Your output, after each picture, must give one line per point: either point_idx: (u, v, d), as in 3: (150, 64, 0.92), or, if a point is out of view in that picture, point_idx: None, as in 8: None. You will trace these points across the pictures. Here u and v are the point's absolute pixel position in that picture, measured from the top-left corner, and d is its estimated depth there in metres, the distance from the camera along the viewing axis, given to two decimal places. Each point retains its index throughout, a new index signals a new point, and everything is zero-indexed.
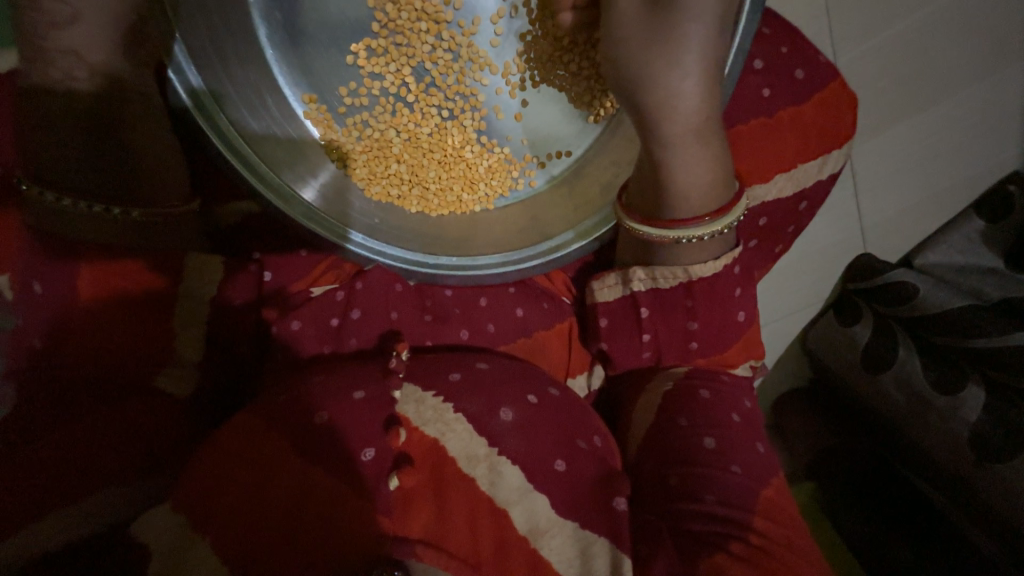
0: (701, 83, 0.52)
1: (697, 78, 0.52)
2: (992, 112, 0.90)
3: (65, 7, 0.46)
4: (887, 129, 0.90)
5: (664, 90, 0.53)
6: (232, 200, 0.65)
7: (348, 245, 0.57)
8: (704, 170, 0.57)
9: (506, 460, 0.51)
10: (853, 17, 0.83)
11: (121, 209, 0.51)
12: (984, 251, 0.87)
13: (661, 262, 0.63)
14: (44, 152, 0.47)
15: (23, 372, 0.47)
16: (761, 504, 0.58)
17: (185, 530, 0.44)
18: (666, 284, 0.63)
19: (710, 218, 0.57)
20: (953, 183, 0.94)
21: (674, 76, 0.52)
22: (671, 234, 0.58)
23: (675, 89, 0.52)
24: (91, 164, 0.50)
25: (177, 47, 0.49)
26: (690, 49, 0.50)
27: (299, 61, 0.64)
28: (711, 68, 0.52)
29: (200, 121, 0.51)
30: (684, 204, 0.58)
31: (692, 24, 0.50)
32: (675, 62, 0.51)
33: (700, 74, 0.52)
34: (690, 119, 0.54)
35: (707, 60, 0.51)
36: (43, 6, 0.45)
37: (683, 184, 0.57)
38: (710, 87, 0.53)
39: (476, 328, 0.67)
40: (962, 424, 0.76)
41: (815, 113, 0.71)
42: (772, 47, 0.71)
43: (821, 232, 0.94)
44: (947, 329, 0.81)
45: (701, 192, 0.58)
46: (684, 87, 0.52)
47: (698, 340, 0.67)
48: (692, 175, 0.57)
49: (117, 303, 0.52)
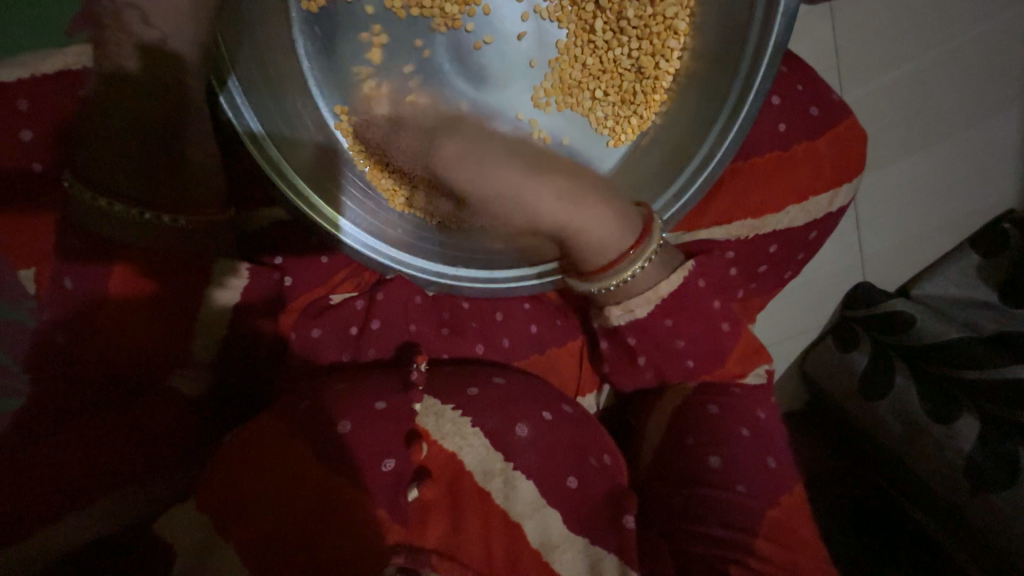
0: (542, 189, 0.56)
1: (536, 187, 0.56)
2: (991, 153, 0.94)
3: (154, 31, 0.47)
4: (891, 163, 0.93)
5: (523, 216, 0.57)
6: (268, 206, 0.66)
7: (341, 235, 0.57)
8: (603, 222, 0.58)
9: (521, 474, 0.52)
10: (863, 57, 0.87)
11: (169, 216, 0.51)
12: (979, 285, 0.89)
13: (630, 291, 0.61)
14: (91, 151, 0.46)
15: (39, 364, 0.46)
16: (767, 526, 0.59)
17: (208, 529, 0.45)
18: (643, 312, 0.61)
19: (634, 249, 0.58)
20: (953, 218, 0.97)
21: (524, 205, 0.56)
22: (608, 280, 0.60)
23: (531, 210, 0.56)
24: (139, 163, 0.48)
25: (231, 81, 0.53)
26: (513, 179, 0.55)
27: (335, 73, 0.65)
28: (535, 172, 0.56)
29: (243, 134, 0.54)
30: (607, 250, 0.59)
31: (495, 173, 0.54)
32: (511, 196, 0.55)
33: (535, 184, 0.56)
34: (558, 210, 0.57)
35: (530, 176, 0.56)
36: (132, 28, 0.47)
37: (596, 244, 0.58)
38: (545, 181, 0.56)
39: (491, 343, 0.68)
40: (957, 454, 0.79)
41: (827, 148, 0.74)
42: (790, 84, 0.73)
43: (828, 261, 0.97)
44: (943, 359, 0.84)
45: (609, 241, 0.58)
46: (532, 204, 0.56)
47: (693, 358, 0.66)
48: (596, 233, 0.58)
49: (135, 303, 0.50)
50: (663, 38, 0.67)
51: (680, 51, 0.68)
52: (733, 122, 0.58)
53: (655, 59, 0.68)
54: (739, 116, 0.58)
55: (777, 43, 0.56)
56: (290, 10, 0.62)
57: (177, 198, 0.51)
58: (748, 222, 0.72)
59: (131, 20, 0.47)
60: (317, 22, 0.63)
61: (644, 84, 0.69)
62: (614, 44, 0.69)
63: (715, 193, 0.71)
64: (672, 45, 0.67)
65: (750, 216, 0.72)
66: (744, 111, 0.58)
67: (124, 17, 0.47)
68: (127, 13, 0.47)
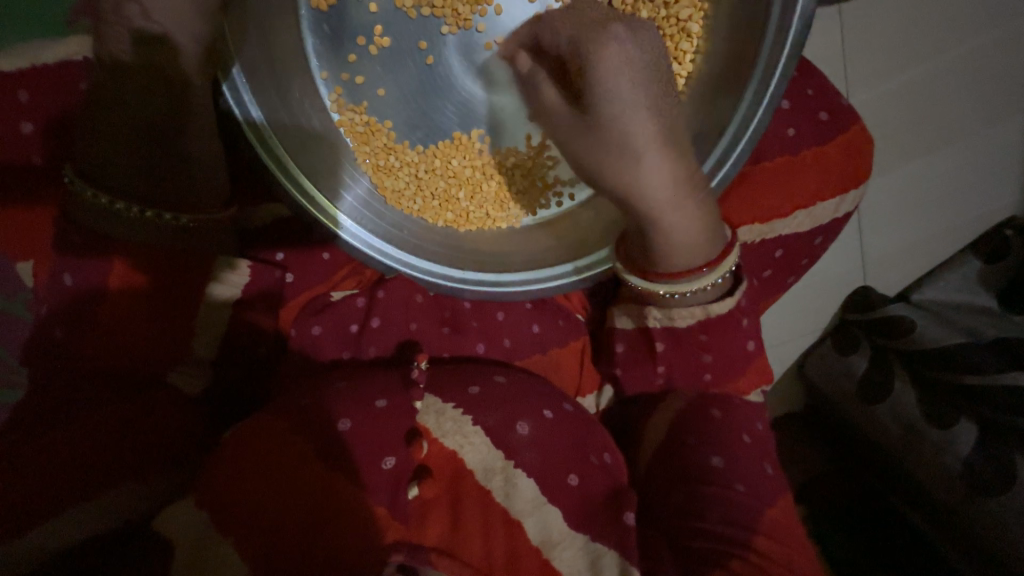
0: (664, 157, 0.51)
1: (658, 158, 0.51)
2: (998, 159, 0.94)
3: (156, 27, 0.46)
4: (896, 168, 0.93)
5: (623, 177, 0.52)
6: (266, 202, 0.64)
7: (341, 232, 0.57)
8: (693, 230, 0.55)
9: (522, 472, 0.52)
10: (871, 60, 0.87)
11: (172, 215, 0.51)
12: (979, 290, 0.90)
13: (679, 304, 0.61)
14: (88, 145, 0.47)
15: (37, 358, 0.46)
16: (765, 524, 0.59)
17: (208, 526, 0.44)
18: (682, 323, 0.62)
19: (707, 268, 0.57)
20: (958, 223, 0.97)
21: (634, 166, 0.52)
22: (674, 288, 0.58)
23: (636, 176, 0.52)
24: (146, 165, 0.50)
25: (234, 71, 0.51)
26: (643, 134, 0.50)
27: (343, 70, 0.65)
28: (667, 139, 0.51)
29: (246, 130, 0.52)
30: (675, 257, 0.57)
31: (634, 113, 0.50)
32: (629, 146, 0.51)
33: (658, 152, 0.51)
34: (662, 192, 0.53)
35: (659, 141, 0.51)
36: (135, 23, 0.46)
37: (673, 245, 0.56)
38: (671, 156, 0.52)
39: (493, 342, 0.68)
40: (954, 458, 0.79)
41: (837, 152, 0.74)
42: (799, 89, 0.74)
43: (830, 263, 0.97)
44: (946, 364, 0.84)
45: (687, 249, 0.56)
46: (644, 170, 0.52)
47: (710, 372, 0.68)
48: (677, 234, 0.55)
49: (141, 295, 0.51)
50: (674, 41, 0.67)
51: (692, 54, 0.67)
52: (745, 129, 0.57)
53: (670, 62, 0.67)
54: (749, 125, 0.57)
55: (796, 41, 0.53)
56: (301, 9, 0.63)
57: (180, 196, 0.52)
58: (756, 226, 0.72)
59: (133, 15, 0.46)
60: (326, 20, 0.64)
61: None
62: None
63: (723, 196, 0.71)
64: (683, 49, 0.67)
65: (757, 220, 0.72)
66: (756, 120, 0.57)
67: (124, 11, 0.46)
68: (128, 7, 0.46)
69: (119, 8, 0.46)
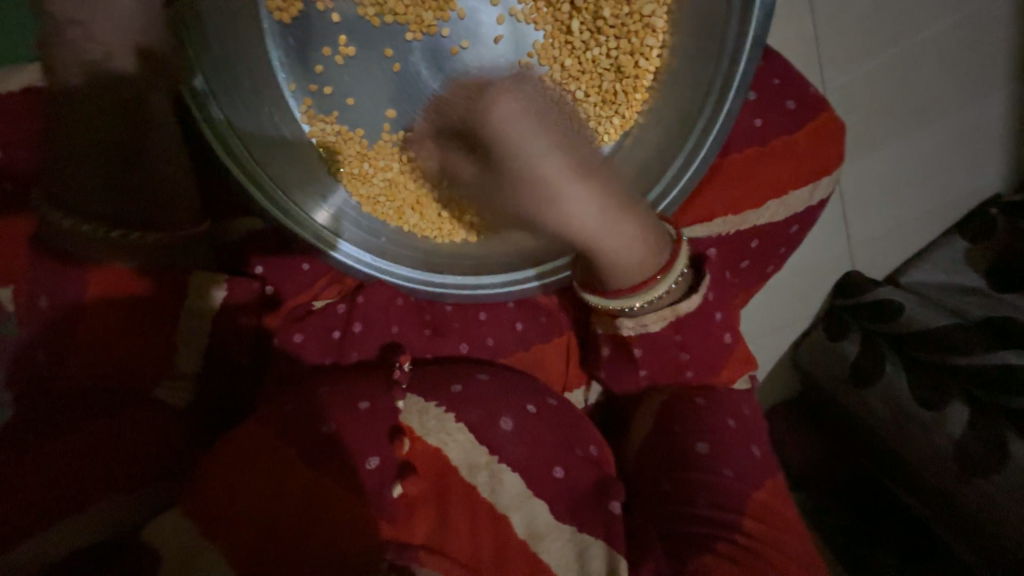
0: (579, 191, 0.55)
1: (573, 190, 0.55)
2: (977, 138, 0.95)
3: (100, 47, 0.51)
4: (875, 152, 0.93)
5: (548, 215, 0.56)
6: (241, 217, 0.67)
7: (335, 252, 0.59)
8: (631, 246, 0.57)
9: (507, 467, 0.53)
10: (841, 47, 0.87)
11: (139, 234, 0.54)
12: (967, 271, 0.90)
13: (649, 309, 0.61)
14: (58, 168, 0.50)
15: (20, 379, 0.49)
16: (752, 506, 0.59)
17: (197, 535, 0.45)
18: (656, 326, 0.62)
19: (659, 275, 0.59)
20: (940, 204, 0.97)
21: (551, 202, 0.55)
22: (635, 301, 0.60)
23: (559, 210, 0.55)
24: (110, 188, 0.52)
25: (197, 79, 0.52)
26: (550, 169, 0.54)
27: (312, 81, 0.66)
28: (581, 175, 0.55)
29: (199, 120, 0.52)
30: (631, 272, 0.59)
31: (538, 158, 0.53)
32: (540, 185, 0.54)
33: (572, 185, 0.54)
34: (586, 220, 0.55)
35: (572, 170, 0.54)
36: (83, 47, 0.51)
37: (619, 263, 0.58)
38: (586, 189, 0.55)
39: (477, 341, 0.69)
40: (946, 440, 0.79)
41: (807, 142, 0.75)
42: (765, 79, 0.75)
43: (813, 251, 0.97)
44: (932, 346, 0.84)
45: (634, 264, 0.58)
46: (565, 203, 0.55)
47: (692, 369, 0.69)
48: (620, 251, 0.57)
49: (118, 312, 0.53)
50: (641, 37, 0.67)
51: (658, 49, 0.68)
52: (713, 126, 0.59)
53: (635, 58, 0.68)
54: (721, 114, 0.58)
55: (756, 36, 0.55)
56: (264, 23, 0.63)
57: (148, 215, 0.55)
58: (729, 217, 0.73)
59: (81, 39, 0.51)
60: (291, 32, 0.64)
61: (622, 84, 0.69)
62: (592, 44, 0.69)
63: (697, 188, 0.72)
64: (650, 45, 0.67)
65: (731, 212, 0.73)
66: (725, 110, 0.58)
67: (72, 36, 0.51)
68: (71, 29, 0.51)
69: (69, 32, 0.51)
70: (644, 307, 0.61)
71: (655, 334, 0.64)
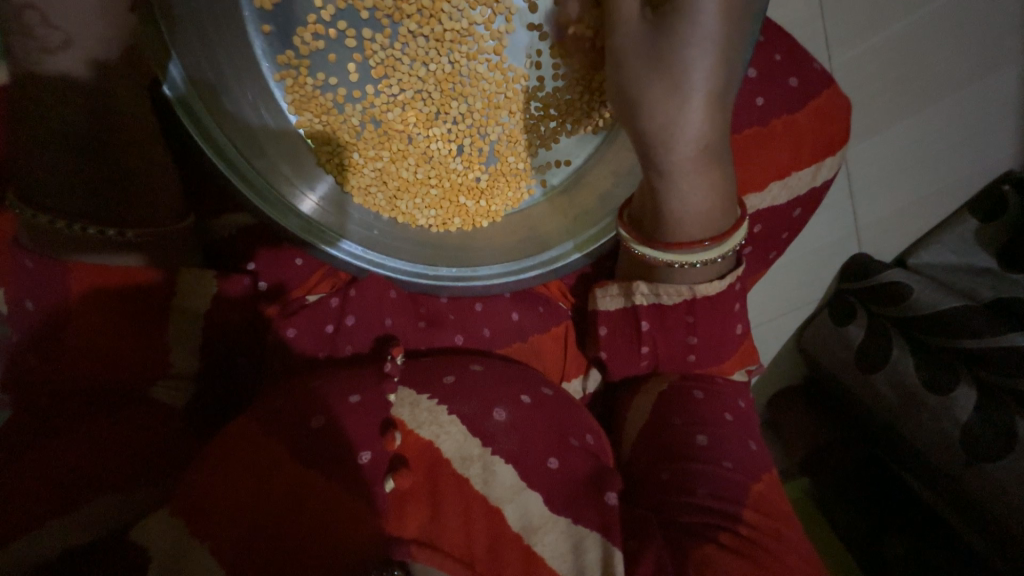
0: (703, 109, 0.49)
1: (698, 104, 0.49)
2: (990, 111, 0.91)
3: (57, 32, 0.46)
4: (883, 129, 0.90)
5: (660, 116, 0.50)
6: (230, 212, 0.68)
7: (333, 250, 0.59)
8: (702, 199, 0.55)
9: (499, 459, 0.52)
10: (848, 20, 0.84)
11: (116, 230, 0.53)
12: (977, 251, 0.87)
13: (664, 278, 0.61)
14: (35, 168, 0.49)
15: (15, 384, 0.50)
16: (751, 497, 0.58)
17: (184, 533, 0.45)
18: (670, 301, 0.62)
19: (709, 243, 0.56)
20: (950, 182, 0.94)
21: (675, 105, 0.49)
22: (672, 258, 0.57)
23: (675, 117, 0.50)
24: (83, 185, 0.51)
25: (172, 66, 0.50)
26: (683, 80, 0.48)
27: (296, 70, 0.64)
28: (717, 96, 0.49)
29: (184, 121, 0.51)
30: (686, 227, 0.56)
31: (698, 51, 0.47)
32: (674, 83, 0.49)
33: (704, 95, 0.49)
34: (691, 145, 0.51)
35: (705, 95, 0.49)
36: (35, 32, 0.46)
37: (685, 211, 0.55)
38: (714, 109, 0.50)
39: (471, 332, 0.68)
40: (953, 424, 0.78)
41: (809, 121, 0.73)
42: (766, 56, 0.72)
43: (818, 233, 0.94)
44: (938, 330, 0.82)
45: (700, 216, 0.56)
46: (683, 113, 0.49)
47: (696, 354, 0.67)
48: (692, 201, 0.55)
49: (105, 306, 0.53)
50: None
51: None
52: None
53: None
54: None
55: None
56: (243, 10, 0.60)
57: (134, 209, 0.55)
58: None
59: (33, 23, 0.45)
60: (272, 19, 0.62)
61: None
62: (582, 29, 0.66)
63: None
64: None
65: None
66: None
67: (24, 18, 0.45)
68: (26, 14, 0.45)
69: (19, 16, 0.45)
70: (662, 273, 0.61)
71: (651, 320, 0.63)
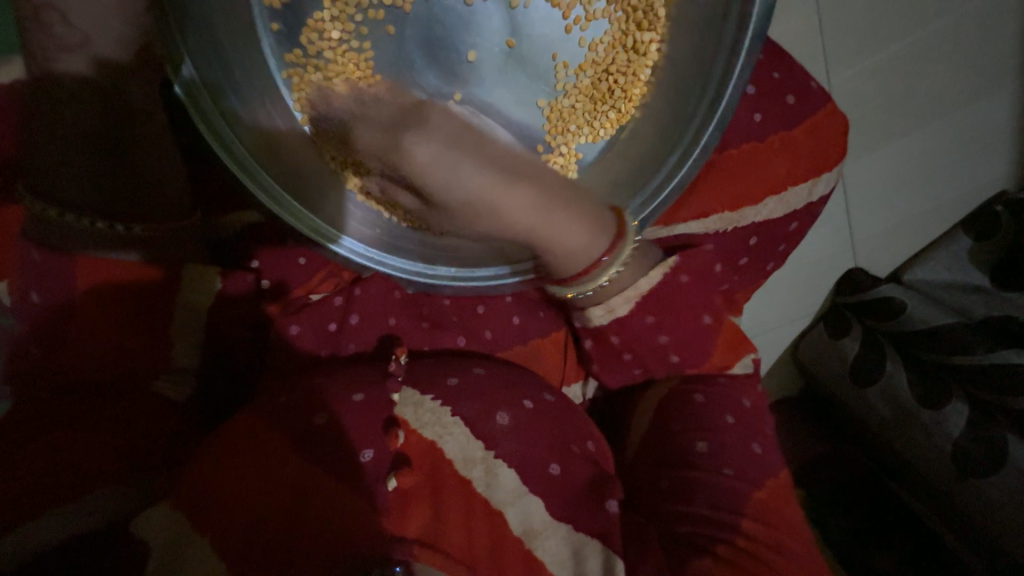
0: (503, 201, 0.55)
1: (496, 203, 0.55)
2: (984, 132, 0.93)
3: (77, 32, 0.49)
4: (878, 147, 0.92)
5: (486, 223, 0.57)
6: (238, 210, 0.68)
7: (337, 248, 0.58)
8: (570, 234, 0.57)
9: (502, 462, 0.52)
10: (845, 40, 0.86)
11: (124, 225, 0.53)
12: (970, 270, 0.88)
13: (609, 291, 0.61)
14: (47, 169, 0.50)
15: (19, 375, 0.50)
16: (751, 505, 0.58)
17: (182, 523, 0.45)
18: (626, 309, 0.62)
19: (608, 256, 0.58)
20: (944, 200, 0.96)
21: (488, 218, 0.56)
22: (594, 282, 0.59)
23: (496, 217, 0.56)
24: (91, 180, 0.52)
25: (184, 67, 0.50)
26: (475, 194, 0.54)
27: (304, 69, 0.65)
28: (499, 188, 0.55)
29: (194, 116, 0.51)
30: (580, 255, 0.58)
31: (457, 185, 0.54)
32: (476, 206, 0.55)
33: (494, 198, 0.55)
34: (519, 221, 0.56)
35: (494, 188, 0.55)
36: (58, 32, 0.48)
37: (567, 252, 0.58)
38: (507, 193, 0.55)
39: (473, 334, 0.68)
40: (945, 439, 0.79)
41: (805, 137, 0.74)
42: (766, 74, 0.74)
43: (816, 246, 0.95)
44: (934, 346, 0.84)
45: (579, 248, 0.58)
46: (496, 213, 0.56)
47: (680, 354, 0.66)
48: (566, 239, 0.57)
49: (113, 295, 0.53)
50: (638, 31, 0.67)
51: (657, 43, 0.67)
52: (711, 116, 0.58)
53: (629, 55, 0.68)
54: (719, 106, 0.57)
55: (758, 25, 0.54)
56: (253, 9, 0.61)
57: (140, 204, 0.55)
58: (725, 214, 0.72)
59: (56, 22, 0.48)
60: (281, 18, 0.63)
61: (621, 81, 0.68)
62: (586, 43, 0.67)
63: (692, 183, 0.71)
64: (646, 39, 0.67)
65: (727, 208, 0.72)
66: (724, 102, 0.57)
67: (48, 18, 0.48)
68: (47, 13, 0.48)
69: (42, 15, 0.48)
70: (603, 288, 0.60)
71: (649, 328, 0.63)
